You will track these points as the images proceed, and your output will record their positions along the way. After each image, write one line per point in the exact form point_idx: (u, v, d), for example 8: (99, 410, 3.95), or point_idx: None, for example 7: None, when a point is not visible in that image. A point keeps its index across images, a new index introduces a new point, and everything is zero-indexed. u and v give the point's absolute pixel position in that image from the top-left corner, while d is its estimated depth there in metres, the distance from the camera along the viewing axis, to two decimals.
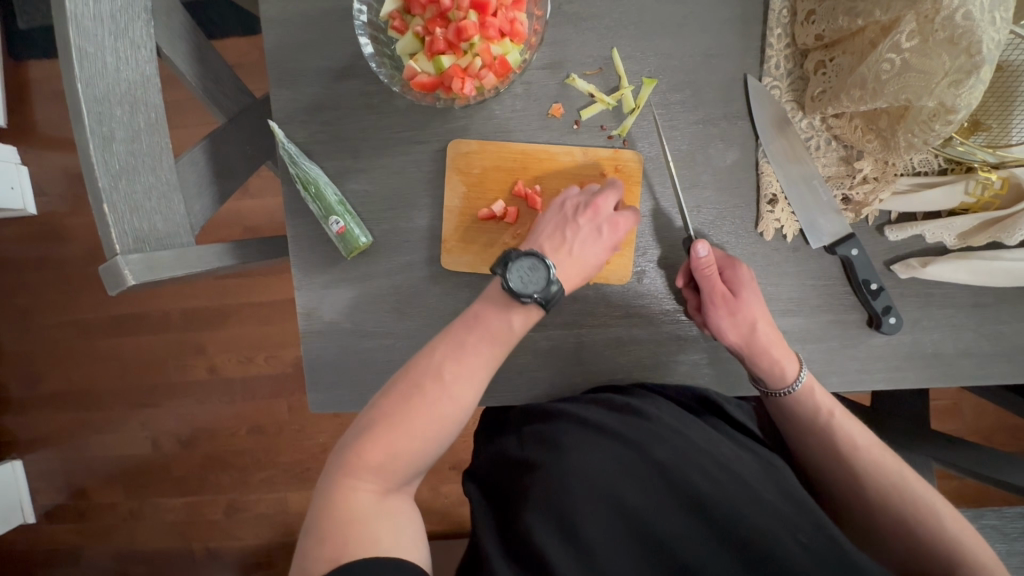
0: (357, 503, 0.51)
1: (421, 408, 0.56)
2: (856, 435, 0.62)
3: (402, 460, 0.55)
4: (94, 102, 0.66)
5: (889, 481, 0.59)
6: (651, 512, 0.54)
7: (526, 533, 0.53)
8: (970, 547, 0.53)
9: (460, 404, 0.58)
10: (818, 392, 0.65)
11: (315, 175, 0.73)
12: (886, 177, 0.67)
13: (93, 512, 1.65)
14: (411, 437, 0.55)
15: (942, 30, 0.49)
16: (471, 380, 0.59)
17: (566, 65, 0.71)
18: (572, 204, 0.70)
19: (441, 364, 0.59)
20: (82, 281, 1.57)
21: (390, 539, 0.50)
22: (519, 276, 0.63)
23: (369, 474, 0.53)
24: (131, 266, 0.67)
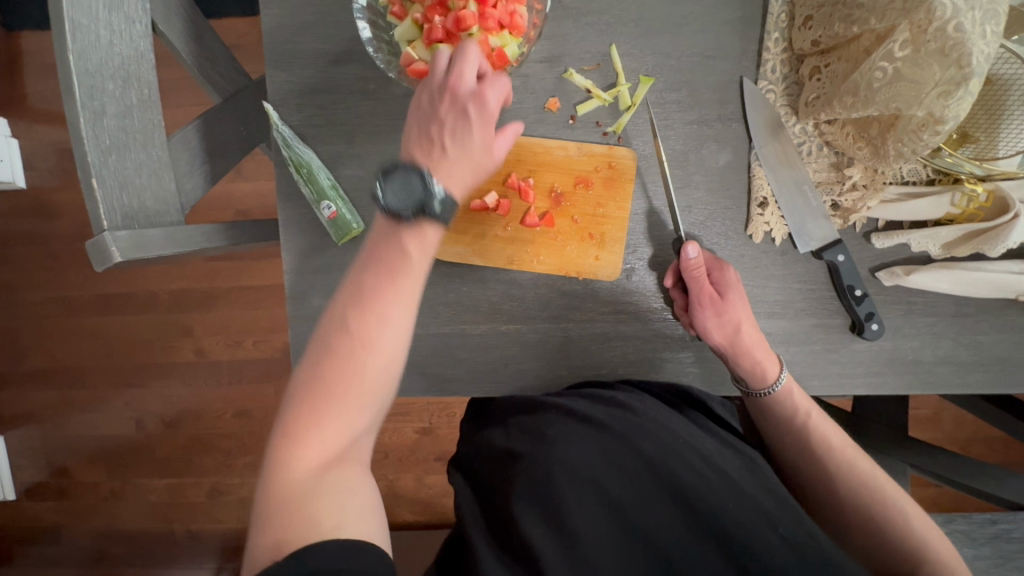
0: (293, 482, 0.45)
1: (341, 369, 0.48)
2: (831, 436, 0.64)
3: (336, 430, 0.47)
4: (87, 74, 0.66)
5: (861, 482, 0.60)
6: (637, 506, 0.55)
7: (513, 521, 0.54)
8: (932, 546, 0.56)
9: (389, 360, 0.49)
10: (796, 391, 0.66)
11: (308, 159, 0.73)
12: (875, 185, 0.68)
13: (74, 490, 1.64)
14: (345, 403, 0.47)
15: (935, 40, 0.49)
16: (393, 337, 0.50)
17: (565, 60, 0.71)
18: (456, 96, 0.56)
19: (363, 320, 0.49)
20: (70, 257, 1.56)
21: (334, 519, 0.44)
22: (401, 189, 0.52)
23: (301, 452, 0.45)
24: (118, 244, 0.67)
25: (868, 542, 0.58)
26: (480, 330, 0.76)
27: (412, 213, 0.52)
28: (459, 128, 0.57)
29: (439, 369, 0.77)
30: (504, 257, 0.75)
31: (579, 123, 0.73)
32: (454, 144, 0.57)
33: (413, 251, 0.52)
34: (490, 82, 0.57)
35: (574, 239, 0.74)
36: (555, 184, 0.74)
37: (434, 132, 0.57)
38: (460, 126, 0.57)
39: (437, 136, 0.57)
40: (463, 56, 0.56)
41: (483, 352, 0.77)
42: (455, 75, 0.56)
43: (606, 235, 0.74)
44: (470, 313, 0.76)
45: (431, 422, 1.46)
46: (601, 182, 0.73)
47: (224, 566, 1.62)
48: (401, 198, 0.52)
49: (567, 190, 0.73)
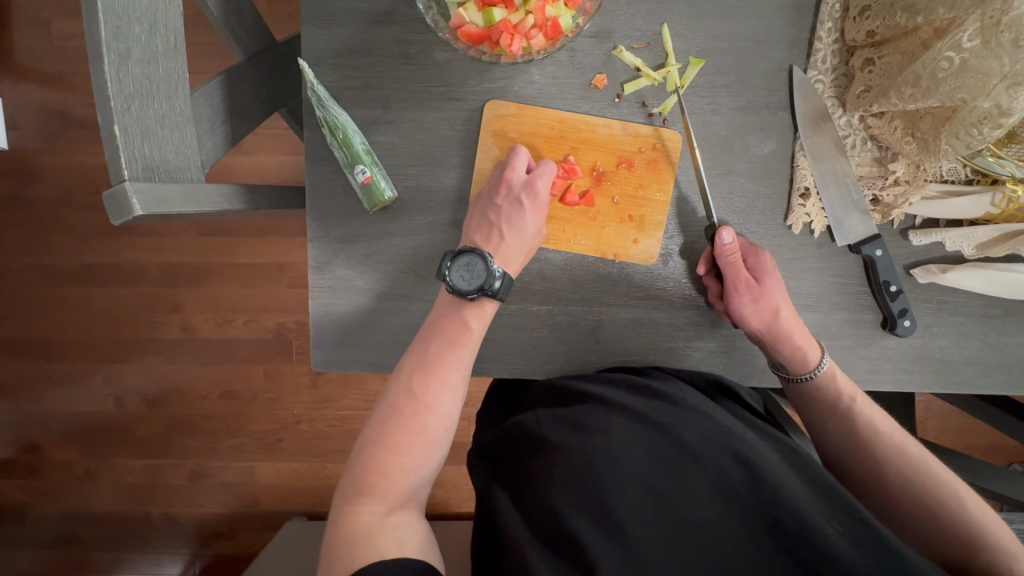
0: (360, 523, 0.54)
1: (406, 423, 0.60)
2: (877, 420, 0.64)
3: (395, 482, 0.57)
4: (115, 14, 0.61)
5: (912, 465, 0.60)
6: (682, 499, 0.55)
7: (555, 513, 0.54)
8: (990, 528, 0.55)
9: (445, 419, 0.62)
10: (838, 377, 0.67)
11: (343, 121, 0.70)
12: (918, 181, 0.68)
13: (46, 467, 1.57)
14: (407, 456, 0.59)
15: (1008, 31, 0.49)
16: (451, 402, 0.63)
17: (614, 36, 0.70)
18: (512, 193, 0.69)
19: (425, 387, 0.62)
20: (54, 223, 1.48)
21: (395, 548, 0.52)
22: (464, 273, 0.66)
23: (366, 502, 0.55)
24: (138, 196, 0.63)
25: (925, 526, 0.58)
26: (509, 310, 0.74)
27: (475, 292, 0.65)
28: (513, 214, 0.69)
29: None
30: (540, 236, 0.73)
31: (625, 102, 0.71)
32: (509, 231, 0.69)
33: (470, 330, 0.65)
34: (538, 175, 0.70)
35: (613, 221, 0.73)
36: (597, 163, 0.72)
37: (491, 221, 0.69)
38: (514, 215, 0.69)
39: (495, 224, 0.69)
40: (515, 160, 0.70)
41: (511, 333, 0.75)
42: (511, 176, 0.69)
43: (645, 218, 0.73)
44: None
45: None
46: (644, 164, 0.72)
47: (203, 551, 1.57)
48: (471, 283, 0.66)
49: (609, 170, 0.72)
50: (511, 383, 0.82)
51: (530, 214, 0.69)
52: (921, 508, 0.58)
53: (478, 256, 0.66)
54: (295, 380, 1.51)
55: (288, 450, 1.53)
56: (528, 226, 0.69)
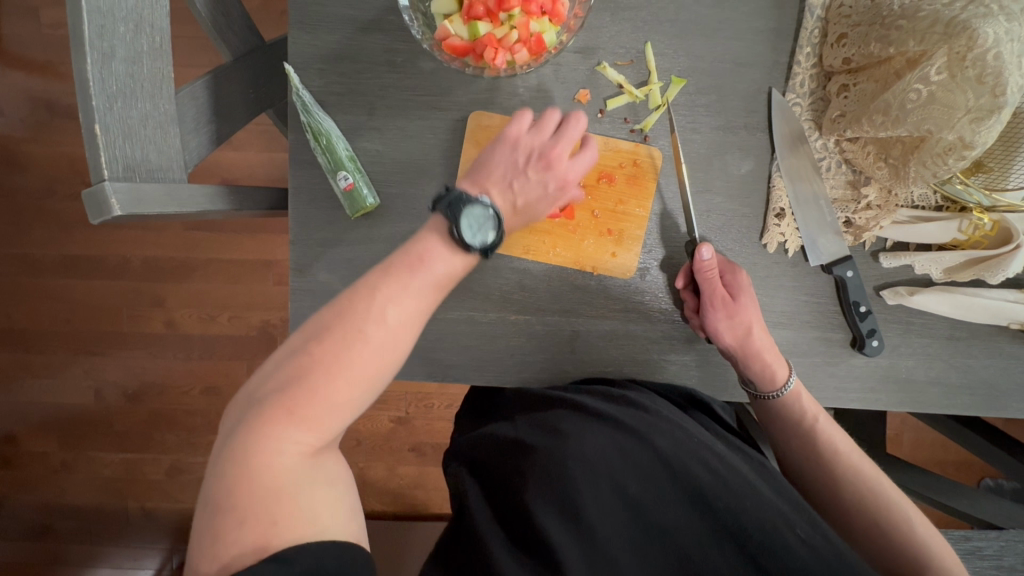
0: (279, 467, 0.44)
1: (352, 343, 0.48)
2: (838, 440, 0.66)
3: (327, 417, 0.47)
4: (99, 13, 0.61)
5: (868, 484, 0.62)
6: (652, 503, 0.56)
7: (527, 513, 0.55)
8: (934, 550, 0.58)
9: (397, 343, 0.50)
10: (804, 396, 0.69)
11: (327, 127, 0.70)
12: (888, 205, 0.70)
13: (21, 459, 1.55)
14: (343, 387, 0.47)
15: (972, 67, 0.52)
16: (406, 322, 0.51)
17: (598, 53, 0.71)
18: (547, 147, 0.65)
19: (374, 300, 0.50)
20: (37, 213, 1.47)
21: (321, 519, 0.45)
22: (473, 223, 0.55)
23: (291, 436, 0.45)
24: (118, 195, 0.62)
25: (876, 543, 0.60)
26: (487, 318, 0.75)
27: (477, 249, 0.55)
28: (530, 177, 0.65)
29: (443, 355, 0.75)
30: (520, 246, 0.74)
31: (606, 118, 0.72)
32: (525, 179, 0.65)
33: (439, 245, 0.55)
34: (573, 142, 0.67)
35: (592, 234, 0.74)
36: (578, 177, 0.73)
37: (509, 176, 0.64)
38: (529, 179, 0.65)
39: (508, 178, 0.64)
40: (565, 132, 0.66)
41: (489, 341, 0.75)
42: (533, 141, 0.65)
43: (624, 232, 0.74)
44: (479, 300, 0.75)
45: (408, 412, 1.43)
46: (624, 179, 0.73)
47: (179, 547, 1.56)
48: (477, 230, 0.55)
49: (590, 184, 0.73)
50: (486, 391, 0.83)
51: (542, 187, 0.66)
52: (873, 526, 0.60)
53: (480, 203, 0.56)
54: None
55: None
56: (534, 193, 0.65)
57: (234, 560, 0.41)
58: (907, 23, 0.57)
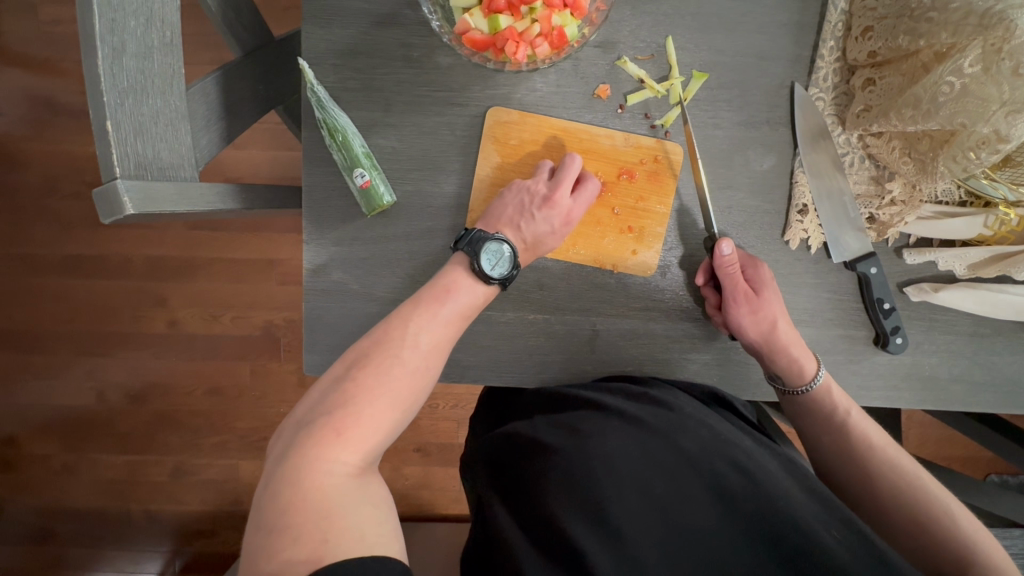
0: (329, 484, 0.47)
1: (386, 366, 0.56)
2: (872, 434, 0.65)
3: (370, 437, 0.52)
4: (109, 7, 0.59)
5: (906, 478, 0.61)
6: (680, 505, 0.55)
7: (552, 517, 0.54)
8: (981, 546, 0.55)
9: (426, 365, 0.58)
10: (834, 391, 0.68)
11: (342, 124, 0.69)
12: (913, 201, 0.69)
13: (23, 461, 1.53)
14: (381, 406, 0.54)
15: (1009, 58, 0.50)
16: (431, 346, 0.60)
17: (619, 47, 0.70)
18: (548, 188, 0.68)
19: (406, 328, 0.59)
20: (37, 212, 1.45)
21: (374, 529, 0.46)
22: (490, 257, 0.65)
23: (338, 455, 0.50)
24: (130, 194, 0.61)
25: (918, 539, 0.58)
26: (505, 318, 0.74)
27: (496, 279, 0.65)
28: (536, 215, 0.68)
29: (460, 355, 0.74)
30: None
31: (626, 113, 0.71)
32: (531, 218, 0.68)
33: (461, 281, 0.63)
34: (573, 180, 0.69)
35: (613, 231, 0.73)
36: (598, 173, 0.72)
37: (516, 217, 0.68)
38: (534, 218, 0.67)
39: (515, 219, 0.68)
40: (564, 170, 0.68)
41: (507, 341, 0.74)
42: (535, 185, 0.69)
43: (644, 230, 0.73)
44: (497, 299, 0.73)
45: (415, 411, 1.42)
46: (645, 175, 0.72)
47: (183, 550, 1.55)
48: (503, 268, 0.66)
49: (611, 180, 0.72)
50: (503, 390, 0.82)
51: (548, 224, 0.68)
52: (913, 519, 0.58)
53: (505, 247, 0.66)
54: (283, 379, 1.49)
55: None
56: (543, 229, 0.68)
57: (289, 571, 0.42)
58: (938, 15, 0.55)
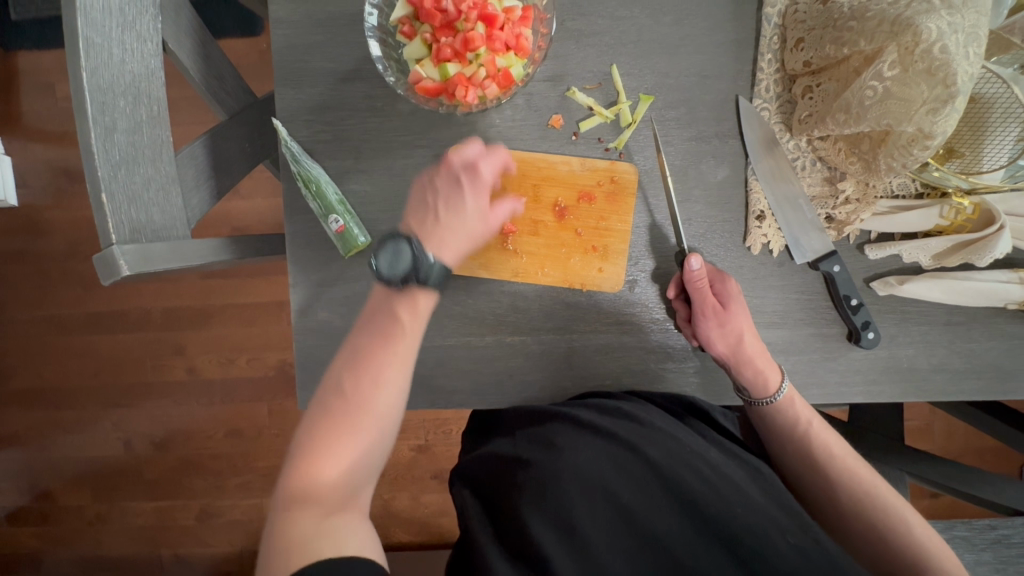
0: (296, 529, 0.47)
1: (344, 412, 0.56)
2: (831, 445, 0.67)
3: (334, 481, 0.52)
4: (98, 91, 0.66)
5: (863, 487, 0.64)
6: (644, 511, 0.59)
7: (521, 525, 0.57)
8: (934, 554, 0.58)
9: (383, 401, 0.58)
10: (795, 403, 0.69)
11: (316, 174, 0.74)
12: (867, 198, 0.71)
13: (58, 514, 1.60)
14: (344, 447, 0.54)
15: (922, 61, 0.53)
16: (394, 375, 0.60)
17: (567, 79, 0.74)
18: (450, 158, 0.70)
19: (357, 366, 0.59)
20: (61, 275, 1.54)
21: (335, 547, 0.46)
22: (390, 258, 0.65)
23: (303, 508, 0.49)
24: (126, 256, 0.67)
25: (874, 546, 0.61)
26: (485, 342, 0.77)
27: (399, 279, 0.65)
28: (453, 196, 0.70)
29: (443, 381, 0.77)
30: (509, 270, 0.76)
31: (579, 139, 0.75)
32: (452, 184, 0.70)
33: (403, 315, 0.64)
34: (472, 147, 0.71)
35: (579, 252, 0.76)
36: (559, 199, 0.76)
37: (431, 209, 0.70)
38: (449, 199, 0.70)
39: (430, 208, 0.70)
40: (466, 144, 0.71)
41: (488, 364, 0.77)
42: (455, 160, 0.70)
43: (609, 248, 0.76)
44: (475, 325, 0.77)
45: (427, 439, 1.45)
46: (604, 196, 0.75)
47: None
48: (400, 270, 0.65)
49: (571, 205, 0.75)
50: (486, 414, 0.85)
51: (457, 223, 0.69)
52: (869, 527, 0.62)
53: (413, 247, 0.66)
54: (297, 415, 1.54)
55: None
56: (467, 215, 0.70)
57: None
58: (856, 24, 0.59)
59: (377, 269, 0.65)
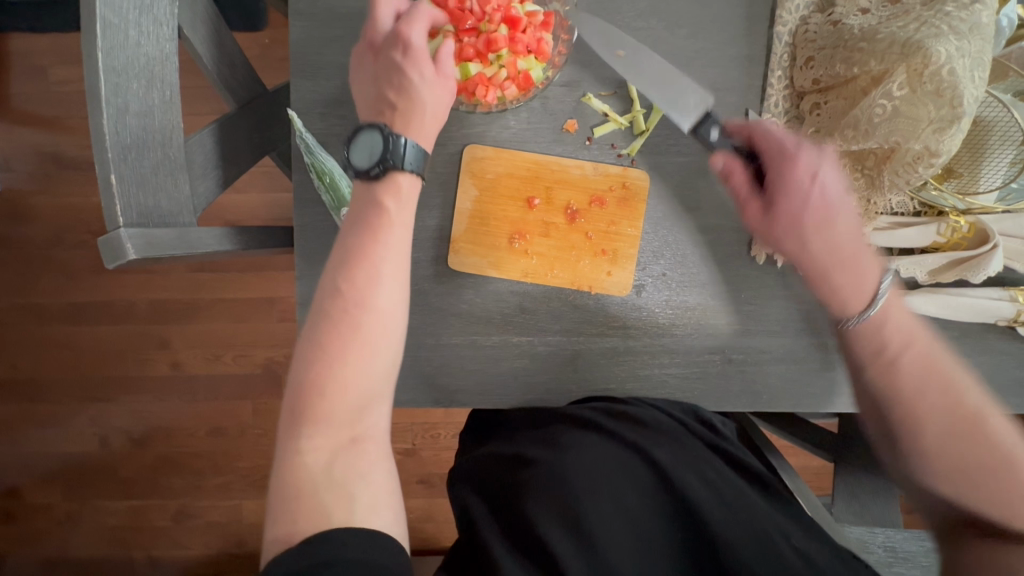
0: (303, 472, 0.49)
1: (340, 327, 0.52)
2: (927, 379, 0.61)
3: (338, 405, 0.51)
4: (112, 72, 0.65)
5: (953, 423, 0.59)
6: (647, 517, 0.62)
7: (531, 523, 0.60)
8: None
9: (387, 318, 0.54)
10: (873, 275, 0.65)
11: (330, 166, 0.74)
12: (869, 215, 0.69)
13: (25, 512, 1.54)
14: (346, 363, 0.52)
15: (930, 82, 0.57)
16: (394, 295, 0.55)
17: (584, 85, 0.75)
18: (374, 41, 0.63)
19: (355, 276, 0.54)
20: (43, 264, 1.50)
21: (343, 512, 0.48)
22: (364, 151, 0.59)
23: (311, 435, 0.50)
24: (132, 241, 0.65)
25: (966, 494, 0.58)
26: (491, 342, 0.77)
27: (377, 166, 0.58)
28: (396, 75, 0.62)
29: (449, 380, 0.77)
30: (518, 270, 0.77)
31: (670, 82, 0.70)
32: (387, 49, 0.62)
33: (395, 211, 0.59)
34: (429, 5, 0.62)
35: (588, 255, 0.77)
36: (571, 202, 0.77)
37: (384, 96, 0.63)
38: (396, 74, 0.61)
39: (382, 95, 0.63)
40: (380, 14, 0.63)
41: (493, 364, 0.77)
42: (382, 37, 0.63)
43: (618, 252, 0.77)
44: (482, 324, 0.77)
45: (415, 443, 1.43)
46: (615, 201, 0.76)
47: None
48: (374, 159, 0.59)
49: (583, 208, 0.77)
50: (487, 414, 0.85)
51: (422, 77, 0.61)
52: (960, 468, 0.59)
53: (384, 129, 0.59)
54: None
55: None
56: (419, 86, 0.61)
57: (274, 540, 0.47)
58: (867, 45, 0.62)
59: (353, 162, 0.59)
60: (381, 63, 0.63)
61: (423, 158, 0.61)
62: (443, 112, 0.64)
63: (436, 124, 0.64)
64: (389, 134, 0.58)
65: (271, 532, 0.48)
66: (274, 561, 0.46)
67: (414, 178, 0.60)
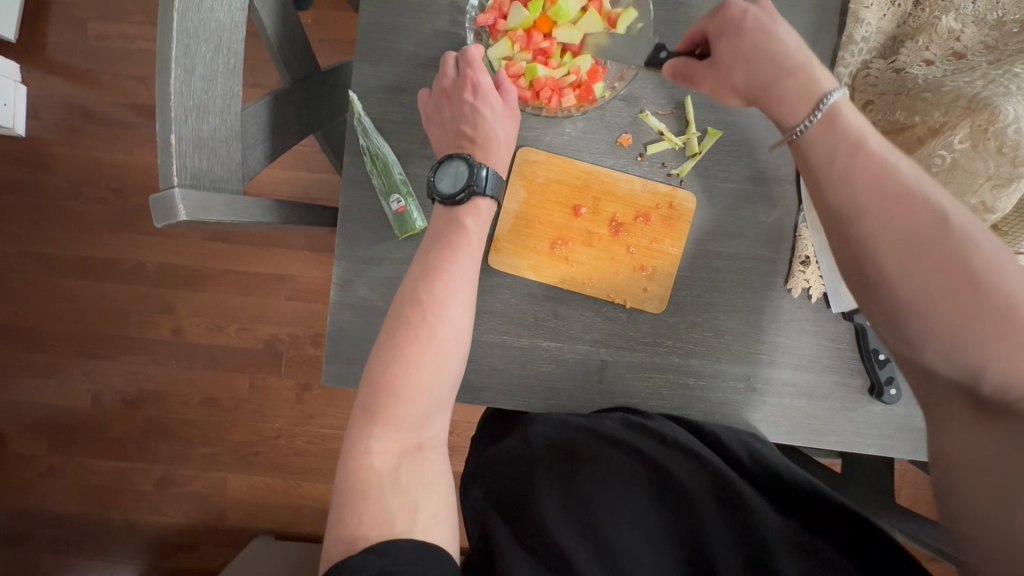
0: (371, 472, 0.55)
1: (415, 334, 0.61)
2: (879, 185, 0.51)
3: (409, 410, 0.59)
4: (185, 34, 0.64)
5: (881, 188, 0.51)
6: (663, 534, 0.63)
7: (545, 531, 0.61)
8: None
9: (457, 332, 0.63)
10: (849, 108, 0.56)
11: (384, 152, 0.75)
12: None
13: (9, 460, 1.52)
14: (416, 370, 0.60)
15: (994, 139, 0.59)
16: (463, 310, 0.65)
17: (642, 102, 0.77)
18: (442, 85, 0.73)
19: (433, 293, 0.64)
20: (57, 214, 1.49)
21: (406, 522, 0.53)
22: (450, 178, 0.70)
23: (381, 437, 0.57)
24: (185, 202, 0.65)
25: (914, 305, 0.49)
26: (521, 343, 0.77)
27: (464, 192, 0.69)
28: (467, 113, 0.71)
29: (473, 376, 0.77)
30: (557, 277, 0.77)
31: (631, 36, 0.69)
32: (459, 93, 0.71)
33: (472, 230, 0.69)
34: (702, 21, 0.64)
35: (627, 268, 0.78)
36: (616, 214, 0.78)
37: (460, 131, 0.72)
38: (469, 112, 0.71)
39: (459, 130, 0.72)
40: (445, 64, 0.73)
41: (520, 365, 0.77)
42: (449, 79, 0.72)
43: (657, 269, 0.78)
44: (513, 325, 0.77)
45: None
46: (660, 220, 0.77)
47: (159, 565, 1.51)
48: (460, 187, 0.69)
49: (627, 222, 0.78)
50: (502, 414, 0.85)
51: (493, 113, 0.72)
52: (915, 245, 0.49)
53: (465, 160, 0.70)
54: (280, 393, 1.50)
55: (263, 464, 1.50)
56: (491, 122, 0.72)
57: (340, 543, 0.52)
58: (932, 96, 0.64)
59: (443, 194, 0.69)
60: (454, 102, 0.72)
61: (500, 183, 0.71)
62: (513, 137, 0.74)
63: (510, 149, 0.74)
64: (472, 165, 0.69)
65: (335, 531, 0.53)
66: (341, 558, 0.50)
67: (490, 203, 0.71)
